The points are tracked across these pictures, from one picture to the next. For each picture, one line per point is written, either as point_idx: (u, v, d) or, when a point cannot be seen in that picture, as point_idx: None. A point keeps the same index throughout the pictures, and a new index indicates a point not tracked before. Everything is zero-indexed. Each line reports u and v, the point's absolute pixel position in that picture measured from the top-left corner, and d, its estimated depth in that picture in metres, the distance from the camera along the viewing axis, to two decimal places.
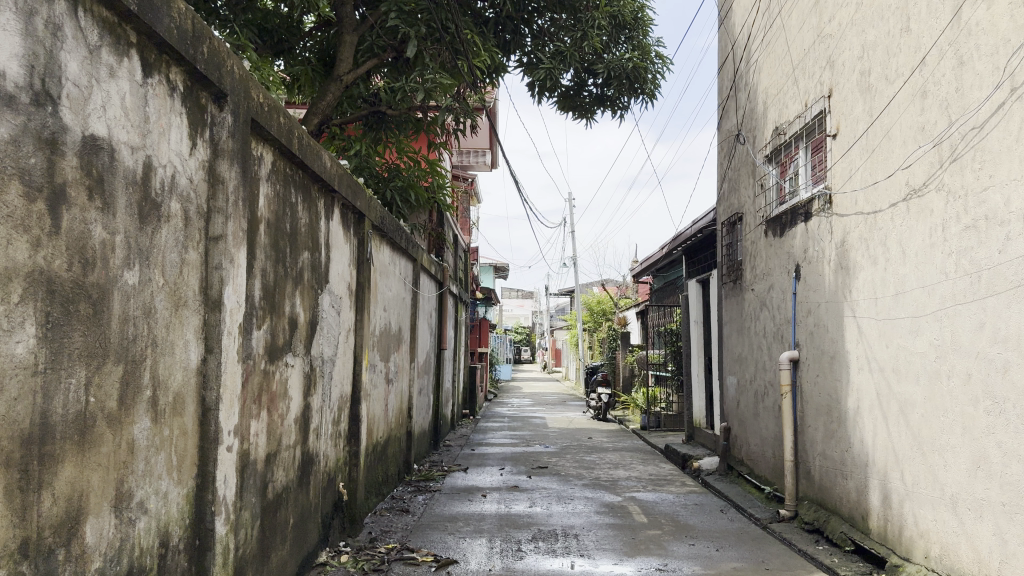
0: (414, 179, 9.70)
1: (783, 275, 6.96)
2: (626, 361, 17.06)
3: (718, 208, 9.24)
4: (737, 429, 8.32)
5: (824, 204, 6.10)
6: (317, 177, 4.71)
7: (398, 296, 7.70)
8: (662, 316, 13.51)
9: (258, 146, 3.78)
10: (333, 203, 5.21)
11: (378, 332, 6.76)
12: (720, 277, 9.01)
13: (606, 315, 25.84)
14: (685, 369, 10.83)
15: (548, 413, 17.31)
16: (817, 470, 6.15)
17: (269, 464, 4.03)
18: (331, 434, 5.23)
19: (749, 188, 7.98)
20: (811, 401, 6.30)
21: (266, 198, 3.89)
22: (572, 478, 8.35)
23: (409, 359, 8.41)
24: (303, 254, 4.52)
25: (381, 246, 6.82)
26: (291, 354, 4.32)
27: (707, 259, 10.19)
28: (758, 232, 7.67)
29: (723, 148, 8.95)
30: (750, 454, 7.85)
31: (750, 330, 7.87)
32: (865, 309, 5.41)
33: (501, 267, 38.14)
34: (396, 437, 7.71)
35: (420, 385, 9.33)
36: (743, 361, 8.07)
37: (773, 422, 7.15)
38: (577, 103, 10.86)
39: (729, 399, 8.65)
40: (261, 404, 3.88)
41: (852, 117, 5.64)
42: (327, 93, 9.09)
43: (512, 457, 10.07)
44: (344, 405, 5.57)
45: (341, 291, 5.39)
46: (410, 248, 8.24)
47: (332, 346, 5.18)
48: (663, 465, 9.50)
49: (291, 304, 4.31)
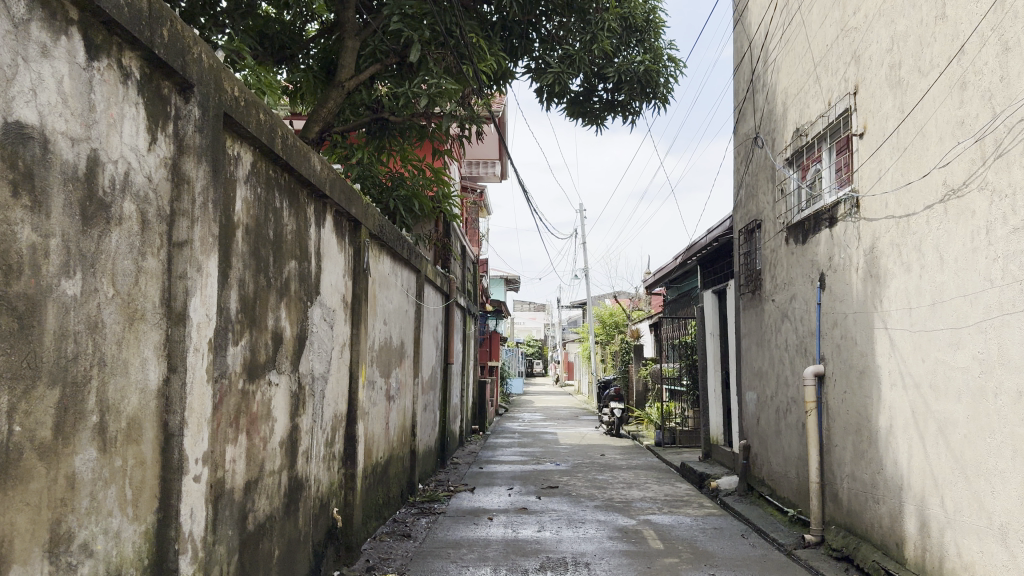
0: (418, 188, 9.38)
1: (806, 284, 6.57)
2: (639, 375, 16.65)
3: (734, 216, 8.87)
4: (757, 448, 7.91)
5: (850, 208, 5.73)
6: (307, 180, 4.39)
7: (400, 309, 7.36)
8: (676, 329, 13.13)
9: (234, 144, 3.45)
10: (325, 209, 4.89)
11: (377, 347, 6.41)
12: (738, 288, 8.62)
13: (619, 327, 25.43)
14: (701, 383, 10.43)
15: (560, 428, 16.90)
16: (846, 493, 5.74)
17: (249, 494, 3.67)
18: (323, 457, 4.87)
19: (768, 194, 7.61)
20: (839, 419, 5.89)
21: (244, 202, 3.56)
22: (583, 499, 7.95)
23: (412, 374, 8.06)
24: (290, 263, 4.20)
25: (381, 256, 6.49)
26: (275, 372, 3.97)
27: (723, 269, 9.81)
28: (778, 239, 7.30)
29: (740, 153, 8.59)
30: (772, 474, 7.44)
31: (770, 343, 7.47)
32: (897, 320, 5.02)
33: (512, 280, 37.78)
34: (398, 457, 7.34)
35: (425, 401, 8.97)
36: (763, 376, 7.67)
37: (797, 441, 6.74)
38: (586, 110, 10.53)
39: (748, 415, 8.25)
40: (238, 428, 3.53)
41: (881, 113, 5.28)
42: (328, 101, 8.75)
43: (521, 475, 9.68)
44: (338, 426, 5.22)
45: (334, 303, 5.05)
46: (412, 258, 7.89)
47: (324, 362, 4.84)
48: (679, 484, 9.09)
49: (275, 317, 3.98)
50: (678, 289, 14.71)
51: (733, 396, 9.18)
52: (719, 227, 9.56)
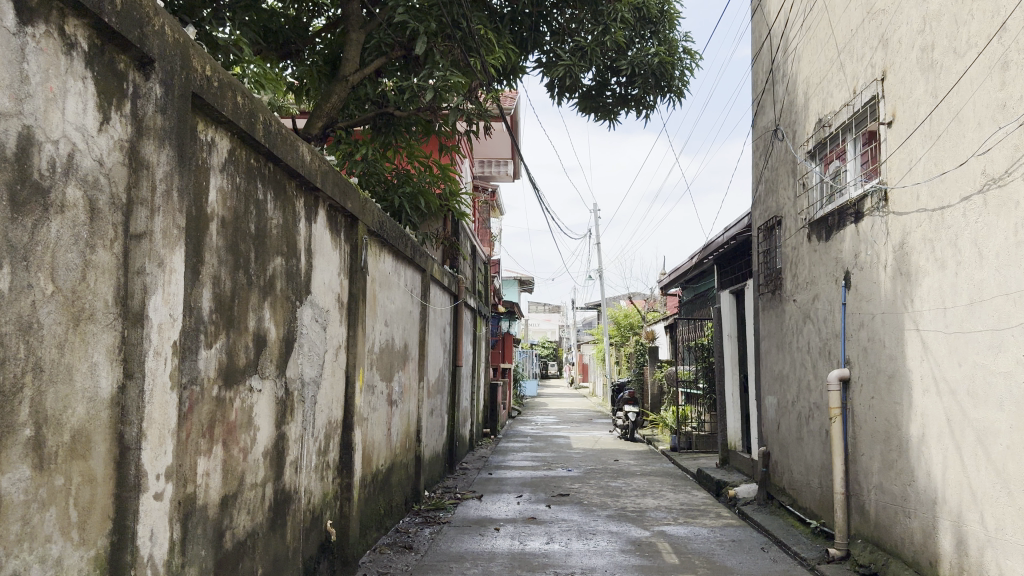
0: (424, 185, 9.10)
1: (830, 284, 6.22)
2: (654, 377, 16.29)
3: (753, 213, 8.51)
4: (777, 455, 7.56)
5: (877, 202, 5.38)
6: (295, 172, 4.10)
7: (403, 309, 7.06)
8: (692, 331, 12.77)
9: (207, 129, 3.17)
10: (318, 203, 4.59)
11: (377, 350, 6.11)
12: (757, 288, 8.25)
13: (634, 329, 25.07)
14: (718, 387, 10.07)
15: (573, 432, 16.57)
16: (874, 506, 5.38)
17: (226, 510, 3.38)
18: (315, 467, 4.58)
19: (789, 188, 7.26)
20: (866, 426, 5.53)
21: (219, 193, 3.27)
22: (595, 508, 7.61)
23: (417, 378, 7.76)
24: (276, 259, 3.90)
25: (382, 255, 6.20)
26: (258, 377, 3.68)
27: (741, 269, 9.45)
28: (800, 236, 6.95)
29: (759, 148, 8.24)
30: (794, 483, 7.08)
31: (792, 346, 7.11)
32: (930, 321, 4.67)
33: (526, 280, 37.48)
34: (401, 464, 7.04)
35: (432, 405, 8.67)
36: (784, 380, 7.32)
37: (820, 449, 6.38)
38: (599, 104, 10.19)
39: (768, 421, 7.89)
40: (213, 438, 3.24)
41: (912, 100, 4.92)
42: (333, 96, 8.43)
43: (531, 482, 9.36)
44: (333, 434, 4.93)
45: (328, 303, 4.76)
46: (417, 257, 7.57)
47: (316, 366, 4.55)
48: (696, 492, 8.75)
49: (258, 318, 3.68)
50: (695, 290, 14.36)
51: (752, 400, 8.82)
52: (737, 224, 9.21)
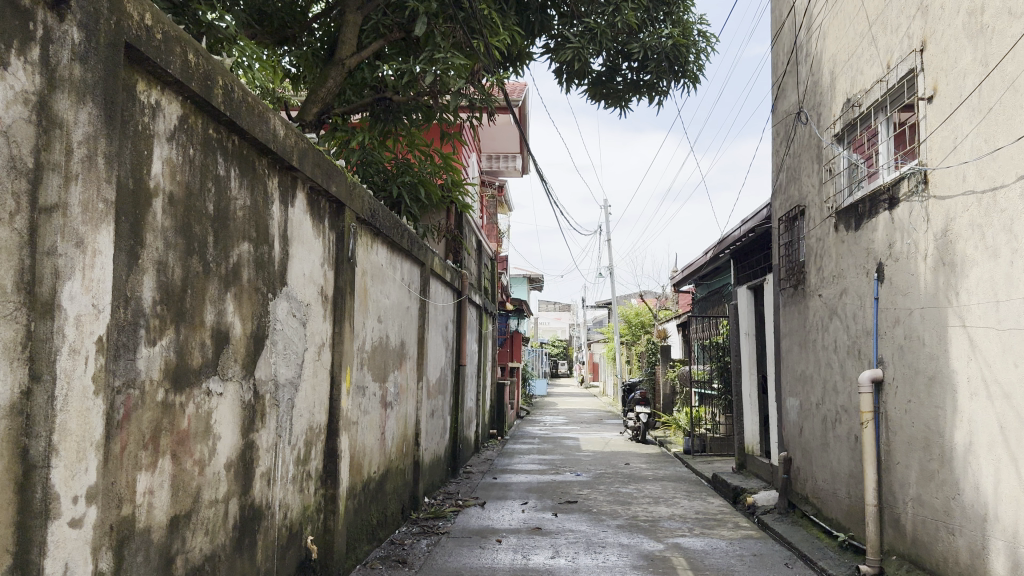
0: (425, 174, 8.63)
1: (860, 277, 5.73)
2: (667, 377, 15.76)
3: (773, 203, 8.00)
4: (800, 461, 7.06)
5: (915, 185, 4.88)
6: (266, 148, 3.64)
7: (400, 305, 6.60)
8: (706, 329, 12.28)
9: (148, 89, 2.71)
10: (296, 185, 4.14)
11: (369, 349, 5.65)
12: (777, 282, 7.75)
13: (646, 328, 24.59)
14: (735, 388, 9.58)
15: (582, 433, 16.08)
16: (910, 521, 4.89)
17: (177, 533, 2.93)
18: (292, 478, 4.13)
19: (814, 175, 6.76)
20: (901, 432, 5.04)
21: (165, 165, 2.82)
22: (605, 518, 7.13)
23: (416, 379, 7.30)
24: (242, 245, 3.45)
25: (375, 246, 5.74)
26: (218, 379, 3.24)
27: (760, 263, 8.95)
28: (825, 226, 6.46)
29: (780, 134, 7.74)
30: (818, 492, 6.58)
31: (816, 345, 6.62)
32: (979, 316, 4.17)
33: (536, 278, 37.01)
34: (397, 470, 6.58)
35: (432, 407, 8.21)
36: (807, 381, 6.84)
37: (849, 456, 5.89)
38: (608, 90, 9.72)
39: (789, 424, 7.39)
40: (157, 450, 2.79)
41: (957, 70, 4.41)
42: (328, 81, 7.95)
43: (537, 487, 8.88)
44: (315, 441, 4.47)
45: (309, 296, 4.31)
46: (415, 249, 7.10)
47: (295, 366, 4.10)
48: (712, 499, 8.25)
49: (218, 310, 3.23)
50: (708, 286, 13.89)
51: (772, 401, 8.31)
52: (756, 216, 8.71)
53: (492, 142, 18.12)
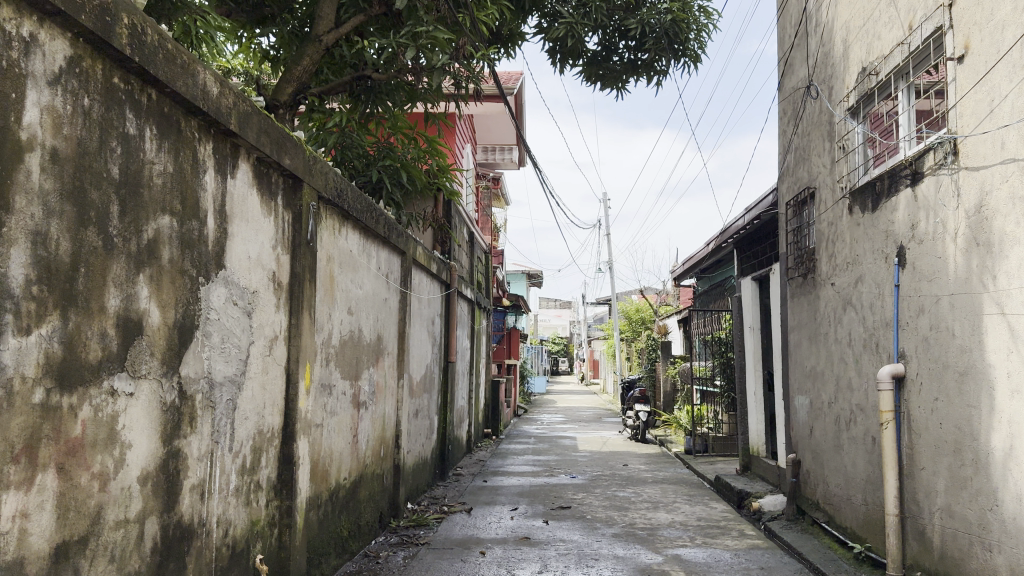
0: (408, 158, 8.09)
1: (877, 262, 5.21)
2: (668, 374, 15.21)
3: (780, 187, 7.47)
4: (810, 464, 6.54)
5: (944, 156, 4.34)
6: (192, 106, 3.12)
7: (375, 296, 6.06)
8: (708, 324, 11.76)
9: (16, 17, 2.19)
10: (238, 154, 3.62)
11: (338, 343, 5.12)
12: (785, 270, 7.20)
13: (646, 325, 24.06)
14: (738, 385, 9.05)
15: (581, 432, 15.55)
16: (938, 534, 4.37)
17: (66, 563, 2.41)
18: (235, 490, 3.61)
19: (825, 153, 6.23)
20: (927, 434, 4.51)
21: (44, 114, 2.29)
22: (600, 526, 6.59)
23: (396, 376, 6.79)
24: (160, 218, 2.93)
25: (344, 231, 5.21)
26: (126, 377, 2.72)
27: (765, 252, 8.41)
28: (838, 208, 5.94)
29: (788, 113, 7.21)
30: (831, 498, 6.06)
31: (828, 338, 6.10)
32: (1020, 302, 3.65)
33: (535, 275, 36.50)
34: (373, 476, 6.06)
35: (416, 406, 7.66)
36: (818, 377, 6.31)
37: (865, 460, 5.38)
38: (604, 71, 9.20)
39: (798, 424, 6.87)
40: (34, 464, 2.26)
41: (994, 24, 3.88)
42: (304, 59, 7.32)
43: (529, 491, 8.35)
44: (265, 446, 3.95)
45: (257, 282, 3.79)
46: (392, 235, 6.53)
47: (238, 362, 3.59)
48: (715, 504, 7.73)
49: (126, 294, 2.71)
50: (710, 281, 13.38)
51: (778, 399, 7.78)
52: (761, 202, 8.18)
53: (487, 133, 17.56)
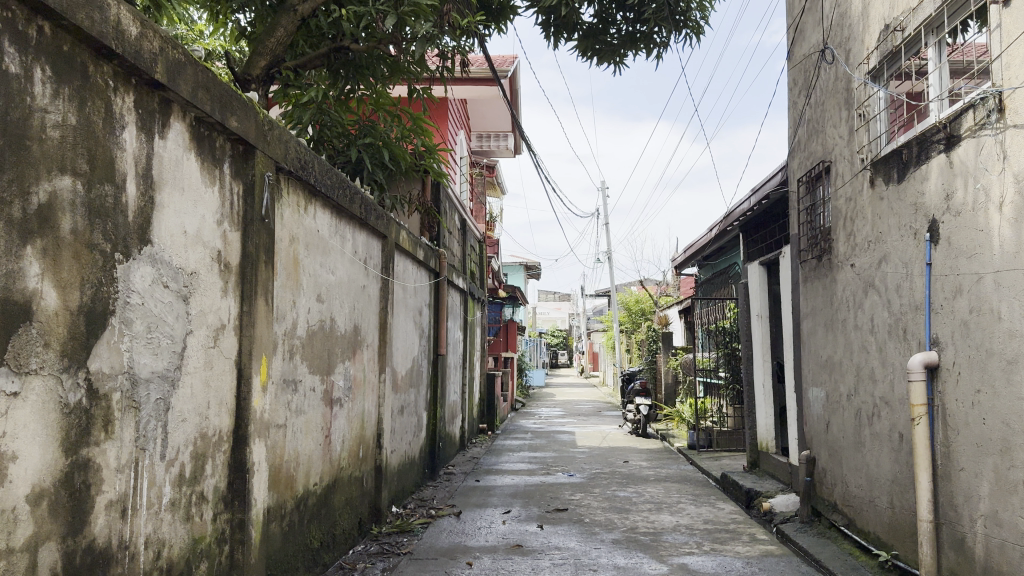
0: (390, 135, 7.54)
1: (904, 240, 4.69)
2: (670, 366, 14.69)
3: (790, 163, 6.93)
4: (827, 462, 6.02)
5: (986, 114, 3.80)
6: (102, 47, 2.60)
7: (352, 283, 5.51)
8: (713, 313, 11.19)
9: None
10: (170, 111, 3.10)
11: (307, 335, 4.59)
12: (797, 252, 6.66)
13: (646, 316, 24.26)
14: (745, 377, 8.52)
15: (579, 427, 15.03)
16: (980, 543, 3.85)
17: None
18: (170, 505, 3.09)
19: (842, 123, 5.70)
20: (966, 430, 4.00)
21: None
22: (599, 531, 6.06)
23: (377, 371, 6.25)
24: (56, 179, 2.41)
25: (313, 208, 4.68)
26: (7, 371, 2.20)
27: (774, 234, 7.87)
28: (858, 182, 5.41)
29: (799, 82, 6.68)
30: (851, 499, 5.55)
31: (847, 325, 5.58)
32: None
33: (534, 267, 36.24)
34: (351, 479, 5.53)
35: (401, 402, 7.11)
36: (836, 368, 5.79)
37: (891, 458, 4.86)
38: (601, 45, 8.66)
39: (812, 419, 6.36)
40: None
41: None
42: (277, 30, 6.74)
43: (523, 491, 7.81)
44: (210, 452, 3.43)
45: (196, 261, 3.27)
46: (371, 215, 5.97)
47: (171, 354, 3.07)
48: (722, 504, 7.22)
49: (6, 270, 2.19)
50: (712, 268, 12.88)
51: (790, 392, 7.25)
52: (770, 180, 7.64)
53: (481, 120, 17.03)
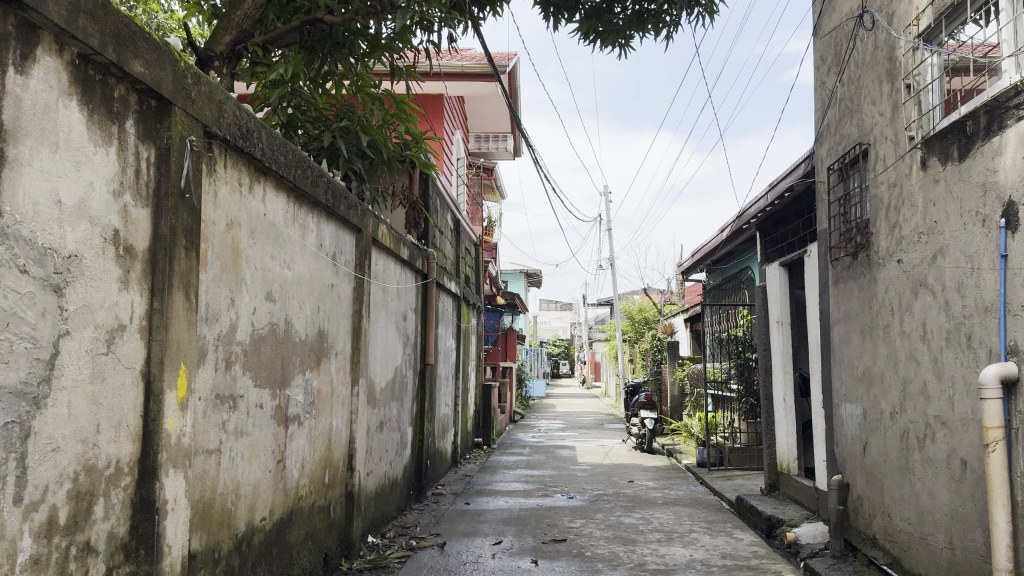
0: (371, 120, 6.75)
1: (967, 229, 3.93)
2: (676, 377, 13.94)
3: (818, 149, 6.16)
4: (865, 489, 5.24)
5: None
6: None
7: (315, 279, 4.74)
8: (722, 321, 10.42)
9: None
10: (34, 41, 2.33)
11: (253, 341, 3.82)
12: (828, 250, 5.86)
13: (650, 325, 23.44)
14: (764, 391, 7.73)
15: (581, 440, 14.24)
16: None
17: None
18: (32, 565, 2.32)
19: (884, 98, 4.94)
20: None
21: None
22: (603, 569, 5.26)
23: (349, 383, 5.48)
24: None
25: (260, 189, 3.90)
26: None
27: (798, 230, 7.08)
28: (904, 164, 4.64)
29: (829, 58, 5.93)
30: (895, 536, 4.76)
31: (890, 331, 4.81)
32: None
33: (534, 274, 35.64)
34: (313, 509, 4.74)
35: (380, 417, 6.33)
36: (876, 382, 5.03)
37: (951, 490, 4.08)
38: (605, 26, 7.89)
39: (845, 439, 5.58)
40: None
41: None
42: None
43: (517, 517, 6.99)
44: (101, 489, 2.66)
45: (75, 240, 2.50)
46: (340, 203, 5.17)
47: (29, 362, 2.29)
48: (740, 534, 6.42)
49: None
50: (723, 273, 12.13)
51: (816, 407, 6.47)
52: (794, 171, 6.84)
53: (480, 120, 16.29)
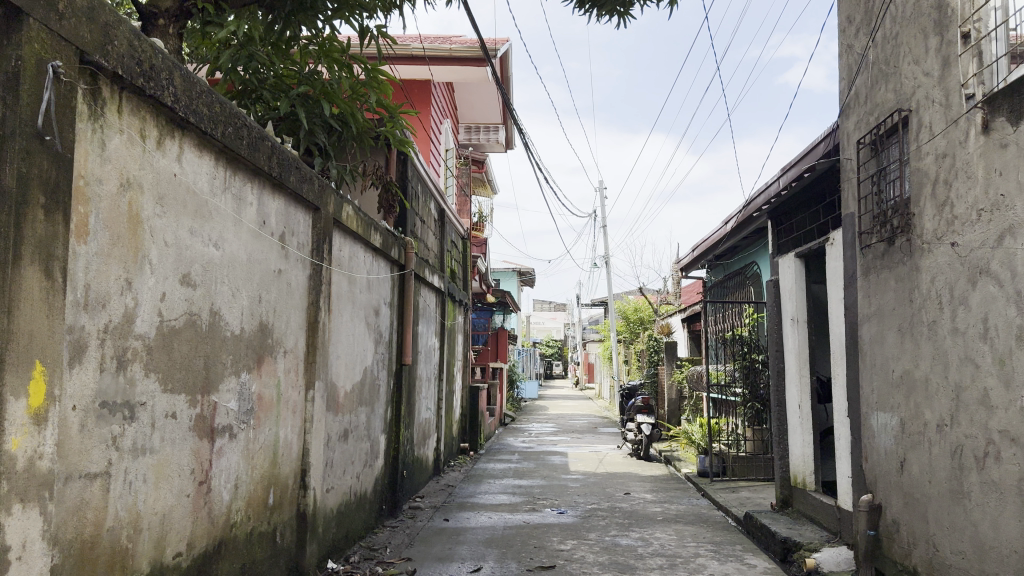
0: (336, 88, 5.95)
1: None
2: (675, 379, 13.27)
3: (844, 121, 5.40)
4: (903, 512, 4.49)
5: None
6: None
7: (255, 261, 3.97)
8: (725, 320, 9.67)
9: None
10: None
11: (160, 334, 3.05)
12: (858, 236, 5.11)
13: (645, 325, 22.77)
14: (776, 396, 6.98)
15: (573, 446, 13.51)
16: None
17: None
18: None
19: (931, 55, 4.19)
20: None
21: None
22: None
23: (303, 386, 4.71)
24: None
25: (173, 145, 3.13)
26: None
27: (818, 216, 6.32)
28: (959, 130, 3.91)
29: (858, 18, 5.20)
30: (943, 571, 4.02)
31: (937, 329, 4.08)
32: None
33: (526, 273, 34.87)
34: (252, 537, 3.97)
35: (344, 423, 5.56)
36: (918, 387, 4.28)
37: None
38: None
39: (877, 453, 4.83)
40: None
41: None
42: None
43: (500, 537, 6.23)
44: None
45: None
46: (291, 175, 4.39)
47: None
48: (752, 558, 5.67)
49: None
50: (725, 269, 11.40)
51: (838, 414, 5.72)
52: (811, 151, 6.07)
53: (469, 110, 15.55)
